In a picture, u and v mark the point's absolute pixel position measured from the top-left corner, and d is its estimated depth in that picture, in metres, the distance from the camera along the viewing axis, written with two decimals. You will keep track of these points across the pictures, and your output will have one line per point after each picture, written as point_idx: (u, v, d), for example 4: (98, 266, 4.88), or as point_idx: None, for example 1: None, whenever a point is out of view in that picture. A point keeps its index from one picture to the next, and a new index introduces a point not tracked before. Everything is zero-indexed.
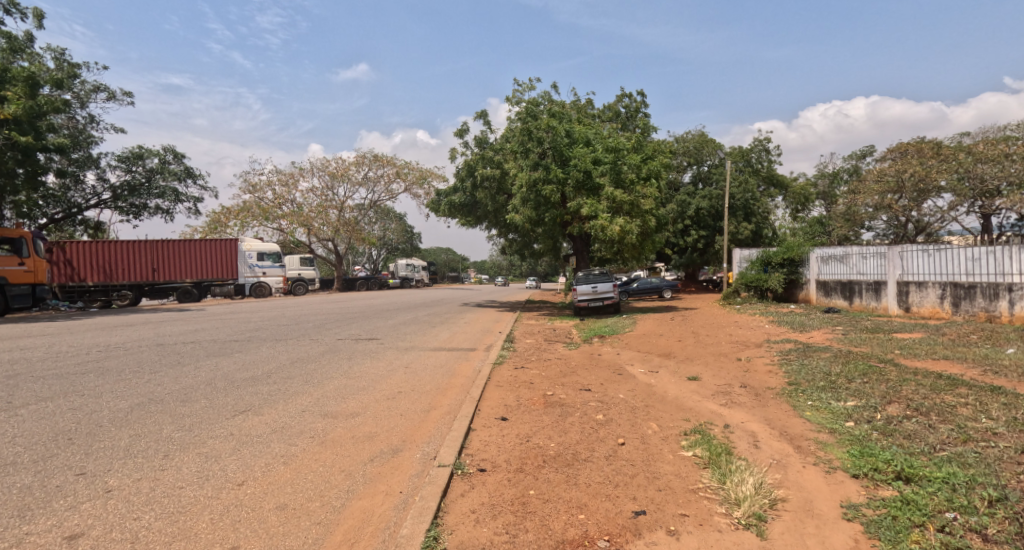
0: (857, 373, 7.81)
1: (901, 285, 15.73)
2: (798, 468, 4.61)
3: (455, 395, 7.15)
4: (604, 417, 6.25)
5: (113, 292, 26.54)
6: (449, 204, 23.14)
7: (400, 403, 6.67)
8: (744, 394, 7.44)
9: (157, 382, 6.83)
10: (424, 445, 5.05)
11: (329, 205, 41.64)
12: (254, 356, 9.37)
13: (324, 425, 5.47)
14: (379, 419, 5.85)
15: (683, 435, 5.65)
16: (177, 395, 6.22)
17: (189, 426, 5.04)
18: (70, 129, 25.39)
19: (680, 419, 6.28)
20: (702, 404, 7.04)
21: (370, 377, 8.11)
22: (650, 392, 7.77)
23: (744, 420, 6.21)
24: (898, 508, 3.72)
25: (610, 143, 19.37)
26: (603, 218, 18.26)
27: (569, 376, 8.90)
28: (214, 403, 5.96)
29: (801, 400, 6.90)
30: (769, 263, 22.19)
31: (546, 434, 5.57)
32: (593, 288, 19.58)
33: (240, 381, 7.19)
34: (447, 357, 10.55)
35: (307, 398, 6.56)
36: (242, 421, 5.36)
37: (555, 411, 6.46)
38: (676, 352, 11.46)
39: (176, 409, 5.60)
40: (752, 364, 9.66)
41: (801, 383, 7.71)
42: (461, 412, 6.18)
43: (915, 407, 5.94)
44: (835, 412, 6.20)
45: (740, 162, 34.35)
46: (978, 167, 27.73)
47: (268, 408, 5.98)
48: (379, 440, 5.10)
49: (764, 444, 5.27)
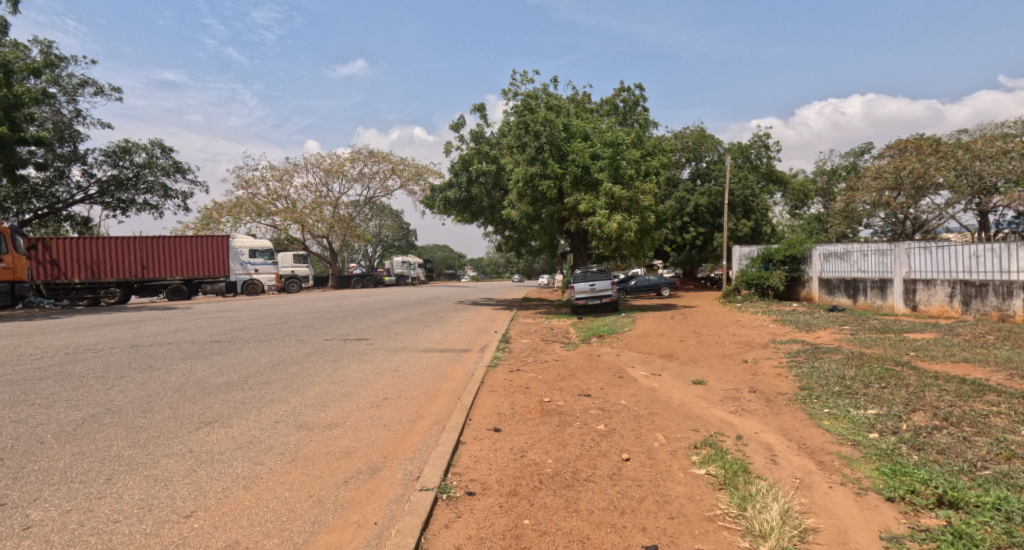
0: (873, 377, 7.30)
1: (908, 283, 15.26)
2: (825, 489, 4.11)
3: (445, 403, 6.63)
4: (606, 428, 5.75)
5: (100, 290, 25.99)
6: (444, 200, 22.58)
7: (385, 412, 6.16)
8: (754, 400, 6.93)
9: (120, 389, 6.31)
10: (406, 463, 4.54)
11: (323, 202, 41.04)
12: (233, 359, 8.82)
13: (299, 439, 4.97)
14: (360, 432, 5.33)
15: (692, 449, 5.14)
16: (137, 405, 5.69)
17: (143, 442, 4.53)
18: (55, 123, 24.80)
19: (688, 430, 5.79)
20: (710, 412, 6.54)
21: (356, 382, 7.60)
22: (654, 398, 7.28)
23: (757, 430, 5.71)
24: (949, 543, 3.21)
25: (609, 138, 18.86)
26: (601, 214, 17.75)
27: (567, 380, 8.40)
28: (178, 414, 5.44)
29: (817, 408, 6.39)
30: (771, 261, 21.71)
31: (543, 448, 5.06)
32: (591, 286, 19.07)
33: (212, 388, 6.65)
34: (440, 358, 10.05)
35: (284, 407, 6.04)
36: (205, 435, 4.84)
37: (552, 421, 5.95)
38: (679, 353, 10.98)
39: (133, 421, 5.09)
40: (759, 366, 9.15)
41: (814, 388, 7.21)
42: (450, 423, 5.66)
43: (943, 416, 5.43)
44: (855, 421, 5.68)
45: (739, 158, 33.96)
46: (976, 164, 27.34)
47: (238, 418, 5.46)
48: (358, 457, 4.60)
49: (783, 460, 4.76)
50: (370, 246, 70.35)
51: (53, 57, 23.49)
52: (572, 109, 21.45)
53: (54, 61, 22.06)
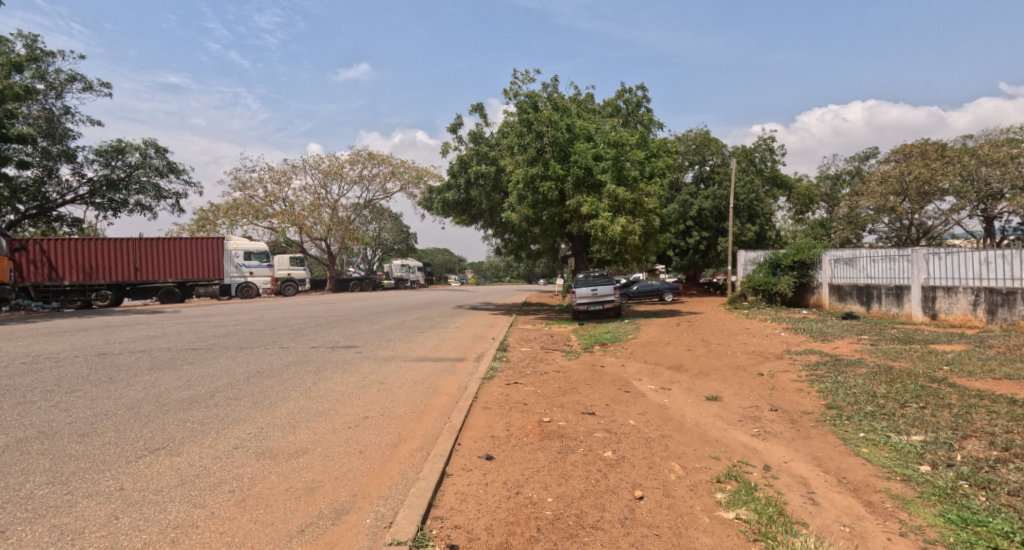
0: (909, 395, 6.56)
1: (927, 291, 14.51)
2: (882, 542, 3.42)
3: (432, 422, 5.95)
4: (615, 455, 5.04)
5: (91, 292, 25.27)
6: (443, 202, 21.89)
7: (362, 434, 5.46)
8: (778, 421, 6.20)
9: (64, 408, 5.71)
10: (378, 503, 3.86)
11: (321, 204, 40.31)
12: (206, 370, 8.19)
13: (255, 471, 4.29)
14: (329, 460, 4.65)
15: (715, 483, 4.42)
16: (77, 427, 5.11)
17: (64, 477, 3.90)
18: (41, 120, 24.18)
19: (708, 458, 5.07)
20: (730, 435, 5.82)
21: (336, 398, 6.88)
22: (666, 417, 6.56)
23: (787, 459, 4.98)
24: None
25: (612, 138, 18.15)
26: (603, 217, 17.02)
27: (569, 394, 7.66)
28: (120, 439, 4.83)
29: (851, 431, 5.64)
30: (779, 266, 20.99)
31: (541, 482, 4.35)
32: (593, 291, 18.36)
33: (172, 406, 6.02)
34: (432, 369, 9.34)
35: (247, 429, 5.35)
36: (145, 466, 4.22)
37: (553, 446, 5.23)
38: (688, 364, 10.24)
39: (65, 448, 4.49)
40: (777, 380, 8.40)
41: (843, 407, 6.46)
42: (435, 449, 4.99)
43: (1003, 446, 4.71)
44: (899, 449, 4.95)
45: (743, 162, 33.38)
46: (982, 170, 26.91)
47: (190, 444, 4.82)
48: (322, 496, 3.92)
49: (823, 499, 4.05)
50: (369, 248, 69.73)
51: (38, 51, 22.90)
52: (574, 109, 20.73)
53: (37, 55, 21.48)
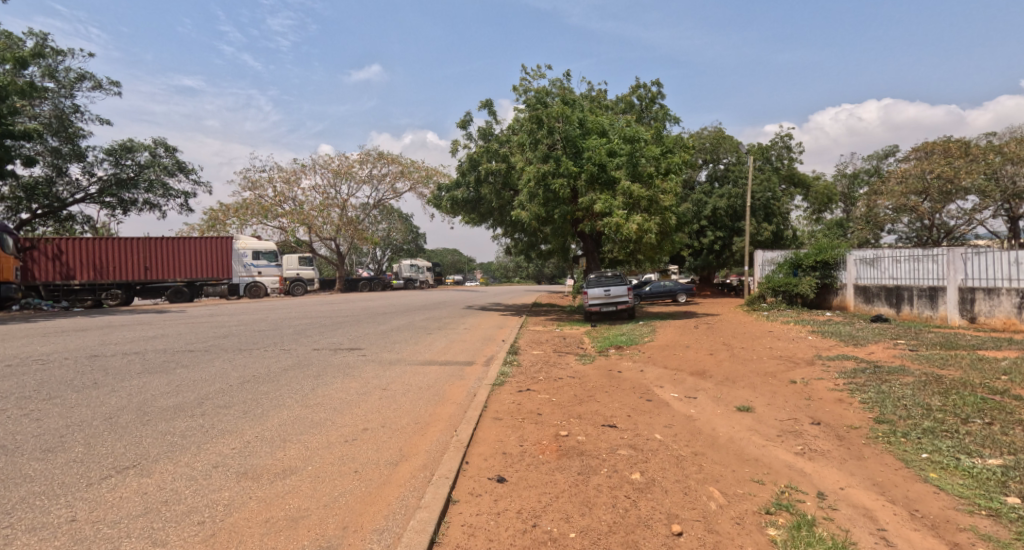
0: (971, 410, 5.85)
1: (965, 292, 13.71)
2: None
3: (438, 436, 5.36)
4: (644, 477, 4.41)
5: (101, 291, 24.95)
6: (452, 200, 21.30)
7: (360, 449, 4.90)
8: (823, 438, 5.55)
9: (36, 418, 5.23)
10: (371, 539, 3.28)
11: (330, 204, 39.94)
12: (198, 374, 7.66)
13: (234, 495, 3.75)
14: (319, 482, 4.08)
15: (764, 516, 3.79)
16: (44, 441, 4.62)
17: (9, 506, 3.44)
18: (52, 119, 23.98)
19: (751, 482, 4.43)
20: (771, 453, 5.17)
21: (334, 406, 6.30)
22: (694, 430, 5.93)
23: (843, 485, 4.33)
24: None
25: (627, 133, 17.40)
26: (618, 215, 16.38)
27: (586, 403, 7.04)
28: (88, 455, 4.34)
29: (911, 452, 4.95)
30: (800, 267, 20.12)
31: (562, 511, 3.75)
32: (606, 291, 17.72)
33: (155, 415, 5.50)
34: (438, 373, 8.78)
35: (231, 444, 4.79)
36: (108, 490, 3.72)
37: (572, 466, 4.61)
38: (712, 370, 9.56)
39: (24, 468, 4.02)
40: (813, 389, 7.73)
41: (896, 422, 5.78)
42: (440, 468, 4.42)
43: None
44: (975, 475, 4.28)
45: (760, 160, 32.58)
46: (1008, 168, 25.72)
47: (166, 462, 4.30)
48: (306, 529, 3.34)
49: (899, 540, 3.41)
50: (380, 250, 69.29)
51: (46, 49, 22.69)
52: (586, 105, 20.10)
53: (43, 51, 21.23)
